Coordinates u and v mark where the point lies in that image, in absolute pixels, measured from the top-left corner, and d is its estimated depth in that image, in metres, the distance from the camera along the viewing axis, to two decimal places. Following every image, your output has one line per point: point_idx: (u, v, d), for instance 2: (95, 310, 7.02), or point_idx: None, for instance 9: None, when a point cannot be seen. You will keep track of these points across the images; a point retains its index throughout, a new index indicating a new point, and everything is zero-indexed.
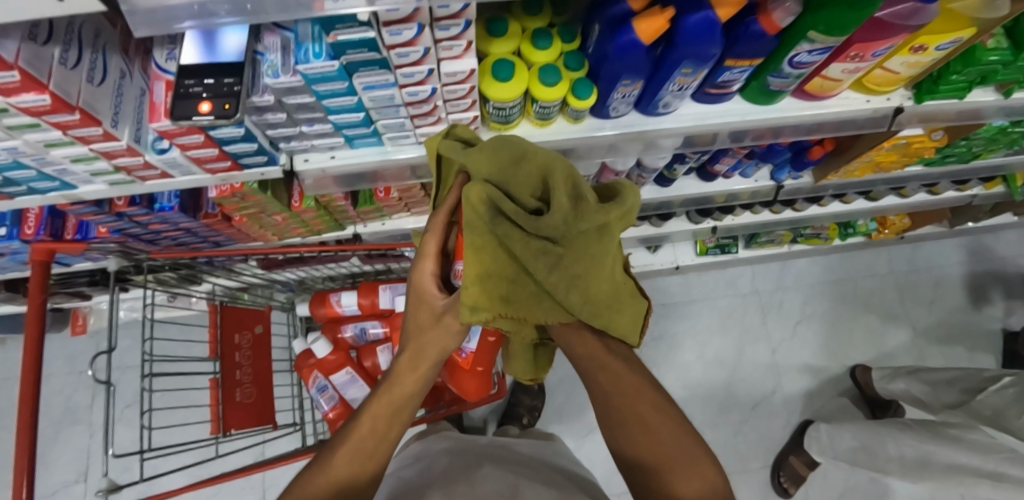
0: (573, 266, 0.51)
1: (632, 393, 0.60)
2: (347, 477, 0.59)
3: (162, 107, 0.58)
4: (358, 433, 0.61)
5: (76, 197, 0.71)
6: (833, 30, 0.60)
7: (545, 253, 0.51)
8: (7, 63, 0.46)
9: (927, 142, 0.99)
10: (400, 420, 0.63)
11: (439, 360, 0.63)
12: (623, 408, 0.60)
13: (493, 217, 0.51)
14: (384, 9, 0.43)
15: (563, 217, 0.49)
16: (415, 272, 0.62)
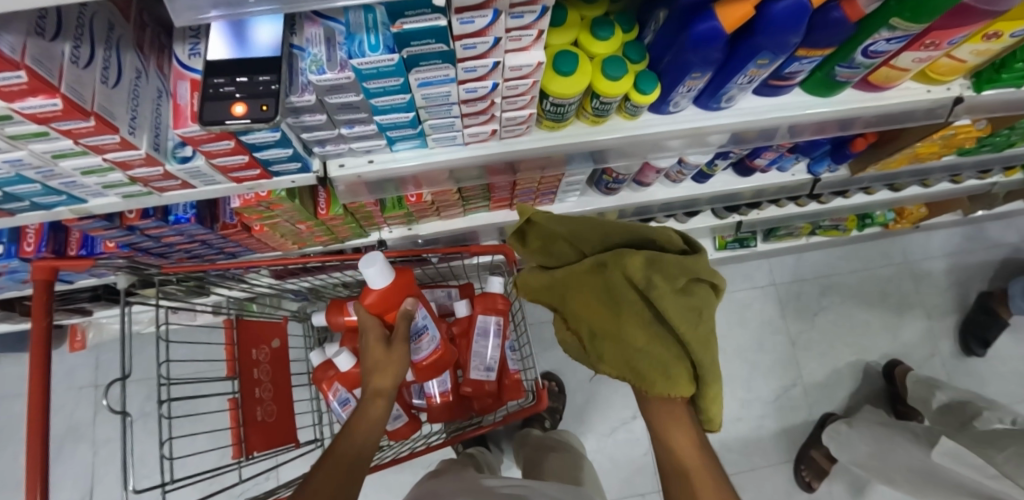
0: (705, 322, 0.60)
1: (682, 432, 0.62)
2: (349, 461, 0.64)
3: (187, 110, 0.51)
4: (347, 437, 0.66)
5: (85, 212, 0.65)
6: (919, 16, 0.56)
7: (689, 309, 0.60)
8: (12, 61, 0.39)
9: (971, 132, 0.96)
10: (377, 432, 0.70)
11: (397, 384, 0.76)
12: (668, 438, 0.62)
13: (645, 280, 0.61)
14: None
15: (696, 273, 0.62)
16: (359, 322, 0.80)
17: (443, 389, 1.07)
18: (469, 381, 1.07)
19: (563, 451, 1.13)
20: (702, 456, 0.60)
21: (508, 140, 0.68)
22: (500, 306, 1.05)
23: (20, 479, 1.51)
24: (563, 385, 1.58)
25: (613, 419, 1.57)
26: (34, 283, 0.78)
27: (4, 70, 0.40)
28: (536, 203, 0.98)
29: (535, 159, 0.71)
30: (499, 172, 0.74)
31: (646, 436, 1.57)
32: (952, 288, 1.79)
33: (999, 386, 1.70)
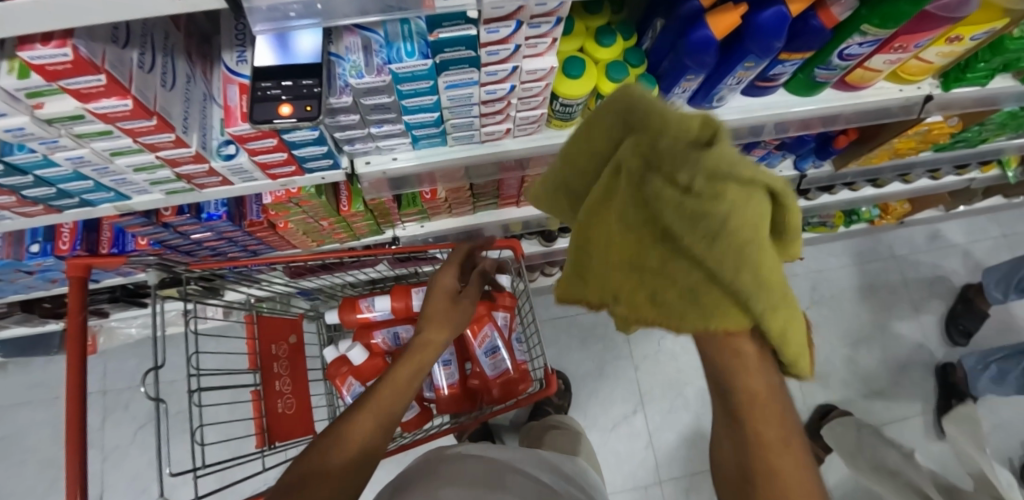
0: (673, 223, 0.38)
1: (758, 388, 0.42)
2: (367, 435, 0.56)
3: (236, 111, 0.57)
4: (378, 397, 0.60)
5: (128, 208, 0.70)
6: (887, 23, 0.63)
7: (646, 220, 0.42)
8: (96, 66, 0.45)
9: (944, 128, 1.03)
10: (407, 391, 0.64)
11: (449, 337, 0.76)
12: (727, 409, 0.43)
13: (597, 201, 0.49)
14: (492, 7, 0.44)
15: (628, 153, 0.40)
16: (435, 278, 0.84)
17: (451, 381, 1.14)
18: (475, 374, 1.15)
19: (564, 428, 1.18)
20: (787, 424, 0.42)
21: (521, 138, 0.74)
22: (506, 303, 1.13)
23: (33, 481, 1.53)
24: (567, 380, 1.63)
25: (615, 411, 1.63)
26: (71, 278, 0.82)
27: (86, 74, 0.45)
28: None
29: (545, 155, 0.77)
30: (510, 168, 0.80)
31: (646, 429, 1.62)
32: (935, 281, 1.87)
33: None
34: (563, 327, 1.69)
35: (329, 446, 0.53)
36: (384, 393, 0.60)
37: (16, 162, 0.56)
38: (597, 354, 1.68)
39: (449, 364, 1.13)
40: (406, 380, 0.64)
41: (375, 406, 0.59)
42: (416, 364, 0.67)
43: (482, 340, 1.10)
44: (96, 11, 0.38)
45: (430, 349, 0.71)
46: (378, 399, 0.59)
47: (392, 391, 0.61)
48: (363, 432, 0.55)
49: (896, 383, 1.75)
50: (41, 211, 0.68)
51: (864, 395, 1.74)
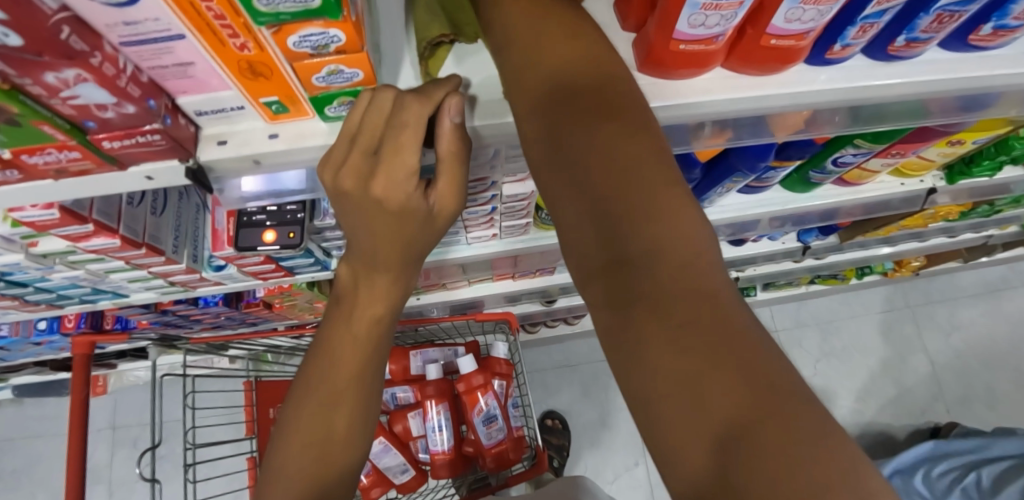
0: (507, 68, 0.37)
1: (624, 142, 0.29)
2: (321, 463, 0.48)
3: (223, 234, 0.60)
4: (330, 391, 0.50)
5: (126, 303, 0.71)
6: (879, 137, 0.62)
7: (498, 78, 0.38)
8: (82, 216, 0.47)
9: (954, 208, 0.99)
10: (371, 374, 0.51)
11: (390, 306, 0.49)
12: (600, 251, 0.27)
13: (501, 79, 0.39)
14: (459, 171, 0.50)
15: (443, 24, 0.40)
16: (372, 178, 0.37)
17: (447, 446, 1.14)
18: (469, 440, 1.15)
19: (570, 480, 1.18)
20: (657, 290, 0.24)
21: (508, 239, 0.74)
22: (502, 370, 1.13)
23: None
24: (568, 424, 1.62)
25: (618, 462, 1.60)
26: (75, 356, 0.84)
27: (72, 224, 0.47)
28: (537, 275, 1.02)
29: (533, 252, 0.77)
30: (500, 262, 0.80)
31: (648, 482, 1.59)
32: (953, 335, 1.80)
33: None
34: (564, 375, 1.67)
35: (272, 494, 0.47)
36: (322, 400, 0.49)
37: (15, 279, 0.58)
38: (599, 403, 1.65)
39: (443, 429, 1.14)
40: (347, 380, 0.50)
41: (316, 425, 0.49)
42: (357, 359, 0.50)
43: (479, 410, 1.09)
44: (78, 192, 0.40)
45: (370, 328, 0.50)
46: (313, 412, 0.49)
47: (324, 396, 0.49)
48: (305, 467, 0.47)
49: (912, 440, 1.69)
50: (43, 309, 0.70)
51: (878, 451, 1.68)
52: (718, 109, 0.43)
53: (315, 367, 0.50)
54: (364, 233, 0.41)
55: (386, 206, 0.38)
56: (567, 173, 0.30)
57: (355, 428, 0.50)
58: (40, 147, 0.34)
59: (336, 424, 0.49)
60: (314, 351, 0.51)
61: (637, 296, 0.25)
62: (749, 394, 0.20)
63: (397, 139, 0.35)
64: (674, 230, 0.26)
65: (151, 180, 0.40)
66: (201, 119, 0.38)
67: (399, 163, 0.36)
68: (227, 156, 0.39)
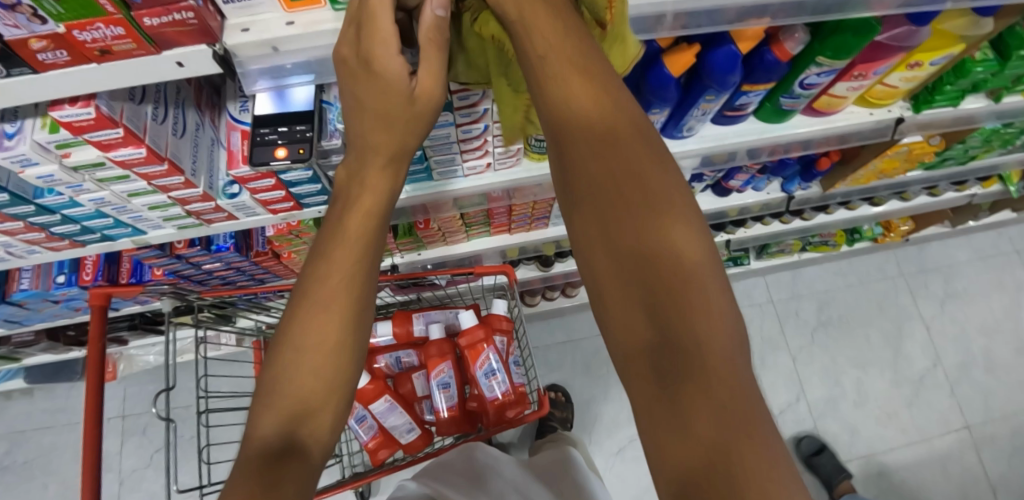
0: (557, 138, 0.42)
1: (680, 246, 0.35)
2: (308, 383, 0.48)
3: (238, 155, 0.64)
4: (319, 301, 0.49)
5: (145, 241, 0.76)
6: (840, 54, 0.67)
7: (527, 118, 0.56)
8: (114, 121, 0.52)
9: (926, 148, 1.04)
10: (363, 293, 0.51)
11: (382, 207, 0.51)
12: (647, 328, 0.34)
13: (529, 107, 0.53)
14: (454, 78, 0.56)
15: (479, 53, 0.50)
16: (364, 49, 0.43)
17: (450, 403, 1.16)
18: (474, 396, 1.17)
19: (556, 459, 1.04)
20: (701, 374, 0.31)
21: (502, 171, 0.79)
22: (502, 327, 1.17)
23: None
24: (570, 397, 1.64)
25: (622, 434, 1.62)
26: (92, 307, 0.87)
27: (106, 128, 0.52)
28: (533, 228, 1.07)
29: (526, 187, 0.82)
30: (496, 198, 0.86)
31: None
32: (948, 301, 1.83)
33: (1003, 396, 1.72)
34: (566, 350, 1.70)
35: (272, 401, 0.47)
36: (318, 305, 0.49)
37: (46, 202, 0.63)
38: (600, 378, 1.68)
39: (447, 387, 1.15)
40: (341, 289, 0.50)
41: (311, 332, 0.49)
42: (349, 264, 0.50)
43: (482, 362, 1.12)
44: (116, 79, 0.46)
45: (361, 230, 0.50)
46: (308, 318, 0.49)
47: (320, 303, 0.49)
48: (298, 385, 0.48)
49: (912, 404, 1.70)
50: (67, 246, 0.75)
51: (879, 415, 1.69)
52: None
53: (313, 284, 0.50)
54: (359, 117, 0.48)
55: (376, 75, 0.44)
56: (621, 257, 0.36)
57: (348, 339, 0.50)
58: (90, 22, 0.39)
59: (325, 335, 0.49)
60: (310, 271, 0.51)
61: (683, 368, 0.31)
62: (763, 463, 0.27)
63: (370, 8, 0.42)
64: (707, 308, 0.33)
65: (181, 68, 0.45)
66: (227, 9, 0.43)
67: (382, 33, 0.43)
68: (248, 41, 0.44)
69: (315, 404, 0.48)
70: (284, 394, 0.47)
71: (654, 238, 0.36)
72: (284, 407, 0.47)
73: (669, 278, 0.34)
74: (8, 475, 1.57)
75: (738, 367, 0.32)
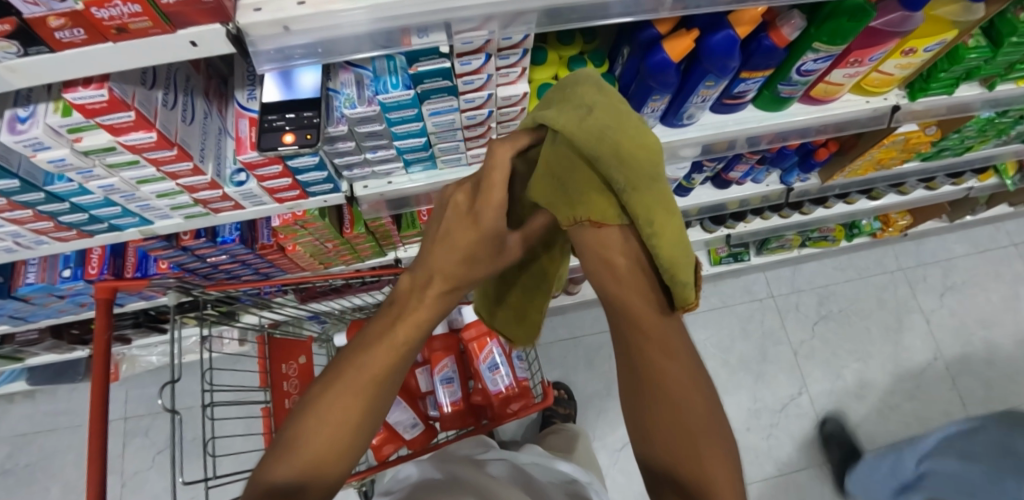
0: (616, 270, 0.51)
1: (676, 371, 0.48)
2: (319, 453, 0.54)
3: (246, 141, 0.65)
4: (349, 384, 0.56)
5: (152, 231, 0.77)
6: (836, 40, 0.69)
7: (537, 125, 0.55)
8: (126, 103, 0.53)
9: (923, 137, 1.05)
10: (387, 387, 0.58)
11: (430, 324, 0.60)
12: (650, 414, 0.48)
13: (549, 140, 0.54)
14: (461, 63, 0.57)
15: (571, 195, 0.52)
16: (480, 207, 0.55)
17: (453, 398, 1.15)
18: (478, 390, 1.16)
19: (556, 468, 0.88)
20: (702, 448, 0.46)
21: None
22: None
23: None
24: (575, 395, 1.64)
25: (626, 430, 1.62)
26: (98, 301, 0.88)
27: (118, 111, 0.53)
28: None
29: None
30: None
31: None
32: (947, 294, 1.84)
33: (1005, 388, 1.72)
34: (569, 347, 1.70)
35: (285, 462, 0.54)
36: (349, 390, 0.56)
37: (57, 189, 0.64)
38: (603, 374, 1.68)
39: (451, 382, 1.15)
40: (373, 383, 0.57)
41: (336, 409, 0.55)
42: (389, 360, 0.57)
43: (486, 355, 1.12)
44: (131, 57, 0.47)
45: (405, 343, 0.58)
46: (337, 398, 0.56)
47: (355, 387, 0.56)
48: (312, 452, 0.53)
49: (915, 398, 1.71)
50: (74, 235, 0.75)
51: (882, 409, 1.69)
52: None
53: (348, 374, 0.57)
54: (449, 249, 0.58)
55: (480, 226, 0.56)
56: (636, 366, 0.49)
57: (365, 416, 0.56)
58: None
59: (350, 412, 0.55)
60: (350, 363, 0.58)
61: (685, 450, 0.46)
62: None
63: (490, 177, 0.54)
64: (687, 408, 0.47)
65: (195, 47, 0.46)
66: None
67: (492, 201, 0.55)
68: (262, 20, 0.45)
69: (325, 474, 0.54)
70: (294, 458, 0.53)
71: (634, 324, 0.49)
72: (293, 469, 0.53)
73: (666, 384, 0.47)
74: (10, 478, 1.56)
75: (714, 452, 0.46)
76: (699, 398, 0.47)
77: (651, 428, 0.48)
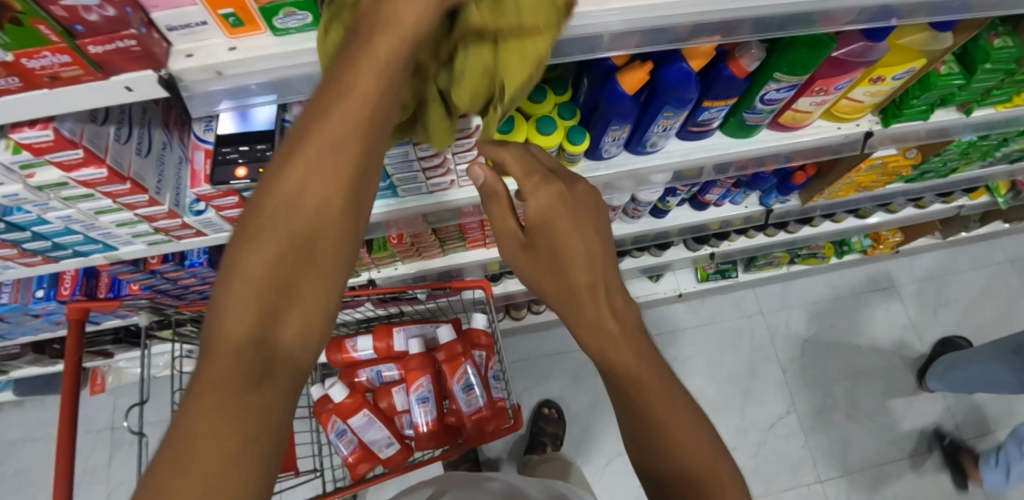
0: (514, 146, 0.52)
1: (660, 385, 0.49)
2: (286, 321, 0.33)
3: (201, 174, 0.66)
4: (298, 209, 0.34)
5: (116, 257, 0.78)
6: (796, 70, 0.68)
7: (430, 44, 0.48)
8: (73, 142, 0.53)
9: (902, 161, 1.03)
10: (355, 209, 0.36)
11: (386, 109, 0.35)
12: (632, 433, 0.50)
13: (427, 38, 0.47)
14: None
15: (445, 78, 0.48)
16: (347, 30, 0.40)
17: (429, 418, 1.15)
18: (451, 411, 1.16)
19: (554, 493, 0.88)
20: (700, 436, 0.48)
21: (466, 187, 0.80)
22: (483, 342, 1.16)
23: None
24: (563, 412, 1.62)
25: (612, 446, 1.61)
26: (69, 322, 0.89)
27: (66, 149, 0.54)
28: None
29: None
30: (468, 213, 0.85)
31: None
32: (941, 312, 1.81)
33: (997, 407, 1.70)
34: (555, 363, 1.69)
35: (219, 339, 0.32)
36: (293, 226, 0.34)
37: (16, 221, 0.65)
38: (589, 390, 1.67)
39: (426, 401, 1.15)
40: (332, 211, 0.35)
41: (277, 249, 0.33)
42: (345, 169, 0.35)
43: (460, 376, 1.11)
44: (69, 102, 0.47)
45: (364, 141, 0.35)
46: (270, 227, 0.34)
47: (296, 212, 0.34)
48: (253, 308, 0.32)
49: (906, 417, 1.68)
50: (40, 261, 0.76)
51: (872, 428, 1.67)
52: (611, 22, 0.50)
53: (272, 204, 0.34)
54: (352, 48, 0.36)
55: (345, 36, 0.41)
56: (624, 386, 0.49)
57: (328, 258, 0.35)
58: (38, 50, 0.40)
59: (313, 249, 0.34)
60: (269, 185, 0.35)
61: (668, 451, 0.47)
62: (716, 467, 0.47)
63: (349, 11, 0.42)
64: (666, 418, 0.48)
65: (131, 92, 0.47)
66: (172, 35, 0.45)
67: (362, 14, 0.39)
68: (192, 65, 0.45)
69: (286, 345, 0.33)
70: (232, 324, 0.32)
71: (623, 366, 0.49)
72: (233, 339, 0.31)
73: (652, 406, 0.48)
74: None
75: (700, 437, 0.48)
76: (693, 421, 0.48)
77: (654, 447, 0.48)
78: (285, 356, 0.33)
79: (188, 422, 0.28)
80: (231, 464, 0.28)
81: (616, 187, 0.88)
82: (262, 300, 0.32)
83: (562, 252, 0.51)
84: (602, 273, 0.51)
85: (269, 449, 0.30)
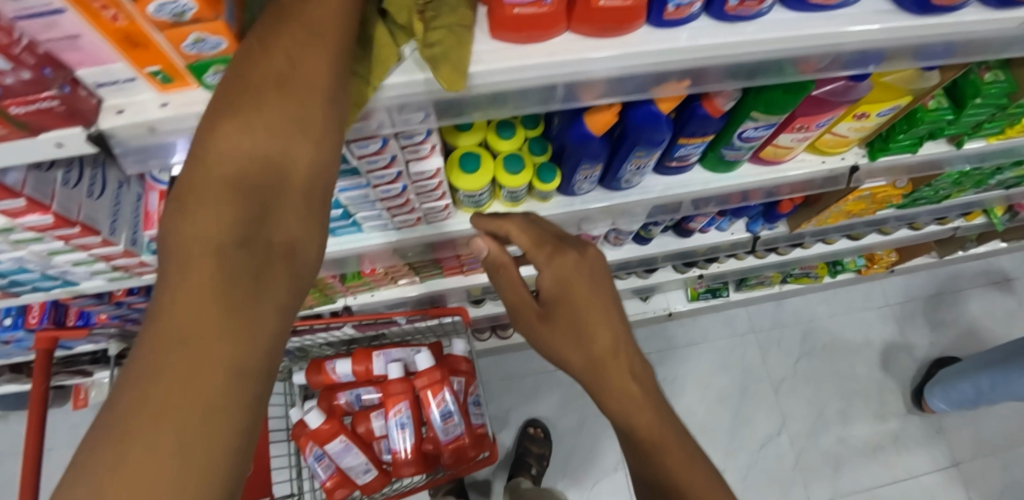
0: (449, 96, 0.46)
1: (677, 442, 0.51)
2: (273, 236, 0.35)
3: (156, 215, 0.64)
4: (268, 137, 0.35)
5: (77, 291, 0.76)
6: (773, 110, 0.65)
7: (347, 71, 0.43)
8: (15, 191, 0.51)
9: (893, 190, 1.01)
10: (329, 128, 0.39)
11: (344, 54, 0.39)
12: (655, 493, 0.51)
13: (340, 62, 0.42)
14: (357, 145, 0.53)
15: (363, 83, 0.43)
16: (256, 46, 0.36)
17: (408, 444, 1.14)
18: (429, 438, 1.14)
19: None
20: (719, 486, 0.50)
21: (436, 223, 0.78)
22: (463, 368, 1.16)
23: None
24: (550, 432, 1.60)
25: (599, 467, 1.58)
26: (36, 351, 0.87)
27: (6, 198, 0.51)
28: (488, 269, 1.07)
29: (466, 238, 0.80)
30: (441, 247, 0.83)
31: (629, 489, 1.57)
32: (936, 332, 1.77)
33: (992, 429, 1.67)
34: (543, 381, 1.67)
35: (168, 308, 0.30)
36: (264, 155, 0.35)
37: None
38: (577, 409, 1.65)
39: (404, 427, 1.13)
40: (306, 141, 0.37)
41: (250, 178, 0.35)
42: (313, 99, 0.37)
43: (439, 403, 1.09)
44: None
45: (333, 66, 0.38)
46: (236, 138, 0.35)
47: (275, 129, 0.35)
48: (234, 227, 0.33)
49: (899, 439, 1.65)
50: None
51: (865, 450, 1.64)
52: (565, 73, 0.48)
53: (234, 138, 0.35)
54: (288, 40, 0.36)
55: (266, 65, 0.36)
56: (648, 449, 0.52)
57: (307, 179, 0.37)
58: None
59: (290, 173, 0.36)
60: (235, 97, 0.35)
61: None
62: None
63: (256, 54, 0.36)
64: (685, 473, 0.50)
65: (62, 147, 0.45)
66: (102, 91, 0.43)
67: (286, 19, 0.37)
68: (123, 123, 0.44)
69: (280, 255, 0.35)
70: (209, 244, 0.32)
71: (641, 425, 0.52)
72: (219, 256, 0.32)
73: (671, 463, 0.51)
74: None
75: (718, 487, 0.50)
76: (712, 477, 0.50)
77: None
78: (276, 272, 0.34)
79: (173, 350, 0.28)
80: (220, 385, 0.28)
81: (593, 220, 0.86)
82: (237, 230, 0.33)
83: (582, 313, 0.57)
84: (619, 335, 0.57)
85: (252, 369, 0.30)
